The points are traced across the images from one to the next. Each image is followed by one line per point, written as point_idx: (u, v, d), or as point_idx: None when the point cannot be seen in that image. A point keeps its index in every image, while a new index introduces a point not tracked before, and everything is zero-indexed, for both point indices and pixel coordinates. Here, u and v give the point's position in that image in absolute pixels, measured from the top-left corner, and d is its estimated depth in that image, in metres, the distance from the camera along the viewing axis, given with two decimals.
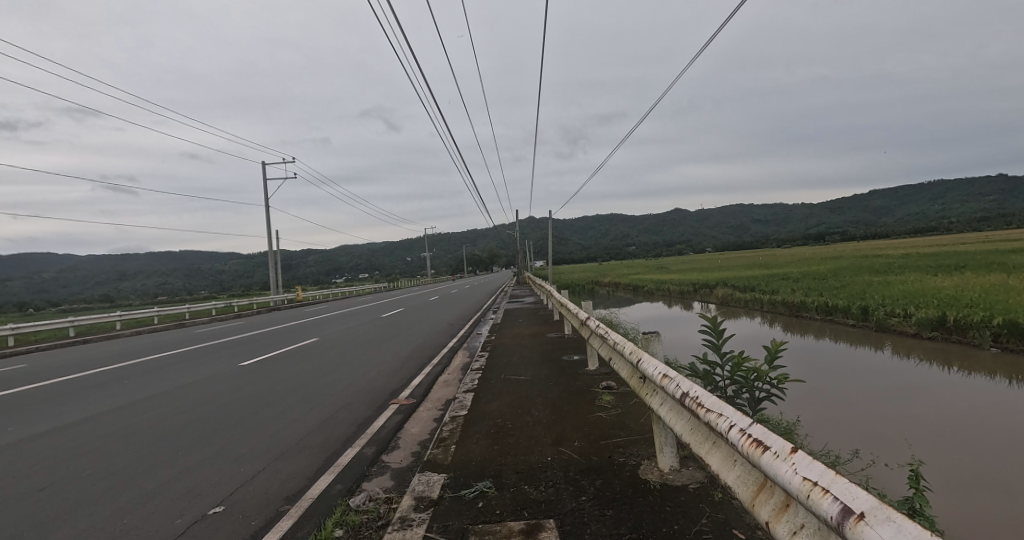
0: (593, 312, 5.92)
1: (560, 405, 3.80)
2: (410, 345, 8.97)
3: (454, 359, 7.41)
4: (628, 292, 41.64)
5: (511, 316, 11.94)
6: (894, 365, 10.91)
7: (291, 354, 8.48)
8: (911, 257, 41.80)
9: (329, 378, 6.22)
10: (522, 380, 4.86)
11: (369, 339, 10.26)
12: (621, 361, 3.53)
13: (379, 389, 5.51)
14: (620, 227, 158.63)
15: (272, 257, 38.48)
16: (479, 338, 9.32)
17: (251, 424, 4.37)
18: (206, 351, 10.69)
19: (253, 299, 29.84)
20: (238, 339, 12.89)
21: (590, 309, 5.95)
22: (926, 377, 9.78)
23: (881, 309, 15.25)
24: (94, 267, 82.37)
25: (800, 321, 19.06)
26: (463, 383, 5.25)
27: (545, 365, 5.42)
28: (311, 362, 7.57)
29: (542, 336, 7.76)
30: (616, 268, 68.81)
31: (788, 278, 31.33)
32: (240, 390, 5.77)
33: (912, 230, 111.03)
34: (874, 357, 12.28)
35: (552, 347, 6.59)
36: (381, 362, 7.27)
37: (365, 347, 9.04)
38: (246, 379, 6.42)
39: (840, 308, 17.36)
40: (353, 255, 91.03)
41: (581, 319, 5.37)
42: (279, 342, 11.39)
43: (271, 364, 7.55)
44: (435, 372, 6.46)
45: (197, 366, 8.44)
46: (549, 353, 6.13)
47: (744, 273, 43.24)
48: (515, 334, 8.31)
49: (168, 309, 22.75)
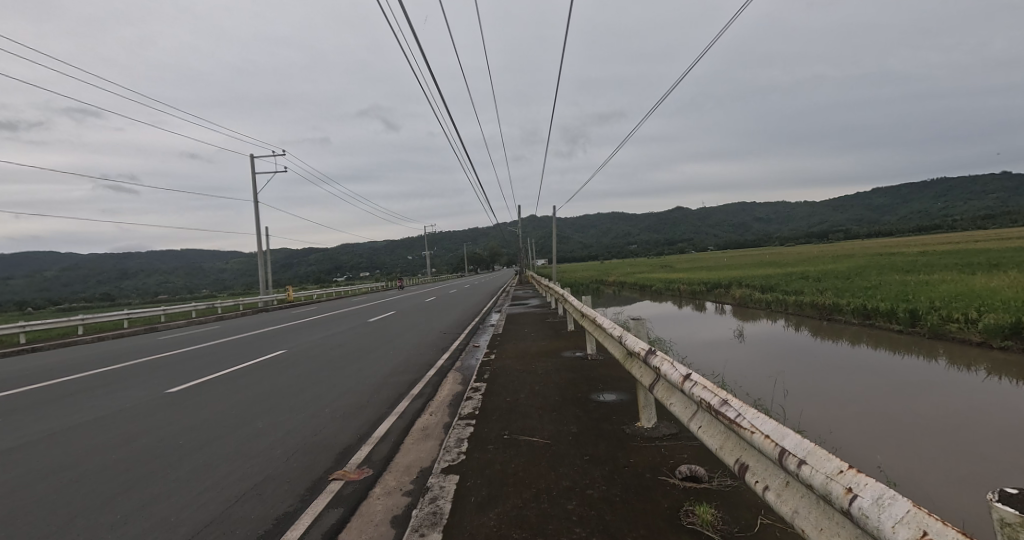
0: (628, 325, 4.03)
1: (615, 530, 1.99)
2: (391, 364, 7.17)
3: (442, 387, 5.64)
4: (636, 292, 39.68)
5: (515, 324, 10.15)
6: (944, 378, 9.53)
7: (239, 378, 6.72)
8: (934, 256, 39.64)
9: (260, 424, 4.44)
10: (538, 445, 3.06)
11: (346, 353, 8.49)
12: (759, 469, 1.62)
13: (323, 447, 3.75)
14: (623, 225, 156.58)
15: (264, 254, 36.65)
16: (477, 354, 7.54)
17: (81, 538, 2.58)
18: (151, 366, 8.96)
19: (240, 300, 28.11)
20: (202, 348, 11.16)
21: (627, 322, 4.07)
22: (996, 393, 8.34)
23: (935, 314, 13.51)
24: (89, 266, 80.54)
25: (832, 325, 17.31)
26: (445, 442, 3.44)
27: (568, 413, 3.63)
28: (259, 391, 5.81)
29: (557, 356, 5.93)
30: (622, 268, 66.70)
31: (810, 278, 29.39)
32: (128, 443, 4.07)
33: (921, 227, 108.91)
34: (931, 370, 10.69)
35: (573, 375, 4.81)
36: (345, 393, 5.50)
37: (335, 366, 7.27)
38: (154, 421, 4.75)
39: (883, 312, 15.51)
40: (352, 253, 89.08)
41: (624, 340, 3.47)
42: (245, 353, 9.64)
43: (201, 394, 5.77)
44: (413, 410, 4.73)
45: (120, 390, 6.74)
46: (573, 387, 4.35)
47: (757, 272, 41.25)
48: (523, 351, 6.52)
49: (144, 313, 21.00)
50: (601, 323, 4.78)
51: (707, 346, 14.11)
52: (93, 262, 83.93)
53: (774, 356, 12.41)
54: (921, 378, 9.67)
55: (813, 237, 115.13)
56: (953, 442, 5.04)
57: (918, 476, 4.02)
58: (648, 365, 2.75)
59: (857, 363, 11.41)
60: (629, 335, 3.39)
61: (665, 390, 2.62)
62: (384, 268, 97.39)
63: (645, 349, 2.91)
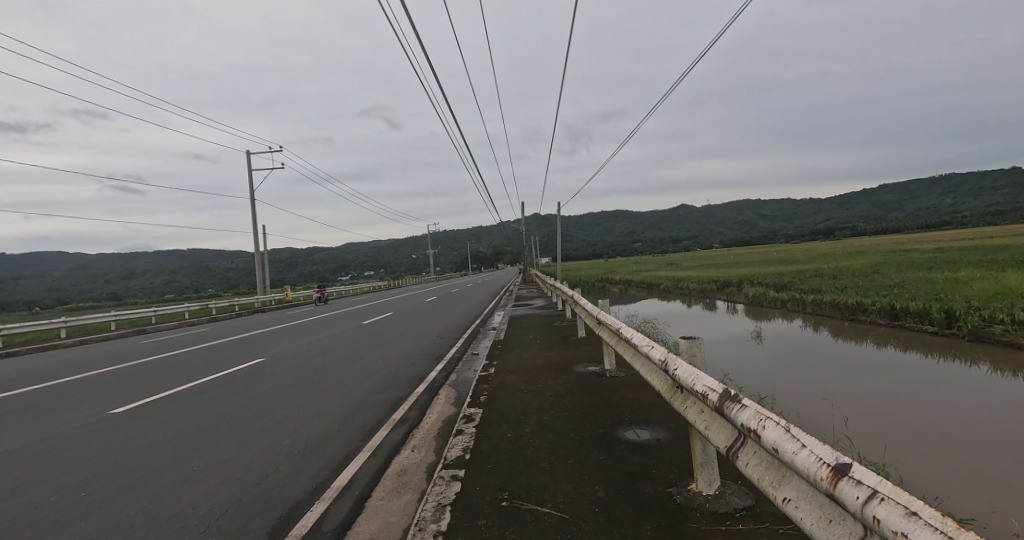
0: (658, 341, 2.98)
1: None
2: (374, 378, 6.18)
3: (432, 409, 4.69)
4: (643, 291, 38.58)
5: (517, 328, 9.19)
6: (982, 383, 8.84)
7: (195, 397, 5.74)
8: (954, 252, 38.20)
9: (197, 466, 3.52)
10: (552, 523, 2.10)
11: (328, 363, 7.51)
12: None
13: (253, 514, 2.73)
14: (628, 222, 154.99)
15: (261, 252, 35.73)
16: (475, 366, 6.56)
17: None
18: (112, 376, 8.03)
19: (235, 300, 27.23)
20: (177, 353, 10.23)
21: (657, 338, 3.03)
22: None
23: (977, 315, 12.49)
24: (91, 266, 79.77)
25: (855, 326, 16.32)
26: (421, 505, 2.48)
27: (590, 464, 2.66)
28: (209, 416, 4.83)
29: (567, 371, 4.96)
30: (627, 266, 65.31)
31: (825, 275, 28.33)
32: (17, 497, 3.15)
33: (933, 223, 106.87)
34: (971, 374, 9.89)
35: (590, 399, 3.88)
36: (311, 420, 4.51)
37: (309, 382, 6.28)
38: (71, 459, 3.84)
39: (913, 313, 14.49)
40: (355, 252, 88.36)
41: (666, 368, 2.39)
42: (219, 362, 8.67)
43: (138, 421, 4.78)
44: (392, 444, 3.79)
45: (59, 407, 5.82)
46: (593, 417, 3.42)
47: (768, 269, 40.10)
48: (528, 364, 5.55)
49: (133, 313, 20.11)
50: (622, 333, 3.81)
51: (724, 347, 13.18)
52: (95, 262, 83.30)
53: (799, 359, 11.48)
54: (955, 383, 8.96)
55: (822, 234, 113.54)
56: (960, 436, 4.94)
57: (932, 475, 3.83)
58: (730, 421, 1.64)
59: (889, 367, 10.61)
60: (675, 362, 2.33)
61: (765, 470, 1.52)
62: (388, 267, 96.65)
63: (715, 389, 1.84)
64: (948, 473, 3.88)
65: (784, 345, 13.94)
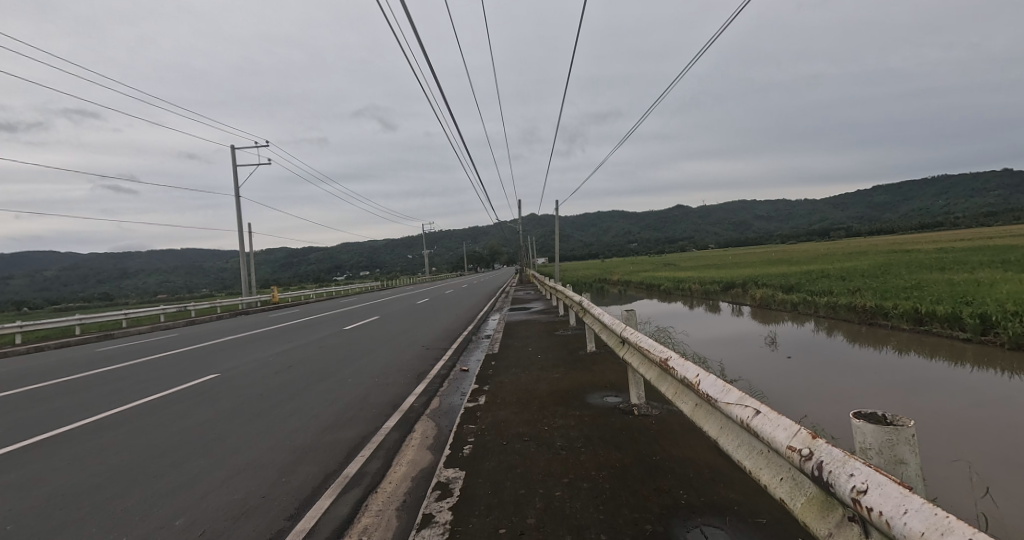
0: (734, 387, 1.81)
1: None
2: (338, 404, 5.00)
3: (398, 460, 3.48)
4: (642, 292, 37.41)
5: (514, 338, 8.05)
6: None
7: (103, 437, 4.49)
8: (964, 252, 37.02)
9: None
10: None
11: (289, 383, 6.27)
12: None
13: None
14: (625, 223, 154.19)
15: (247, 251, 34.32)
16: (463, 391, 5.35)
17: None
18: (32, 395, 6.79)
19: (218, 302, 25.86)
20: (128, 365, 8.96)
21: (729, 381, 1.86)
22: None
23: (1017, 321, 11.47)
24: (79, 266, 77.91)
25: (873, 330, 15.30)
26: None
27: None
28: (102, 469, 3.59)
29: (580, 405, 3.80)
30: (626, 266, 63.93)
31: (835, 276, 27.23)
32: None
33: (931, 224, 106.20)
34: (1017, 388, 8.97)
35: (619, 459, 2.70)
36: (233, 474, 3.29)
37: (258, 410, 5.07)
38: None
39: (941, 316, 13.45)
40: (349, 252, 86.76)
41: (820, 480, 1.20)
42: (167, 377, 7.43)
43: (4, 474, 3.55)
44: (331, 526, 2.58)
45: None
46: (629, 497, 2.26)
47: (772, 270, 39.02)
48: (529, 391, 4.38)
49: (103, 317, 18.74)
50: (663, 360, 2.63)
51: (739, 355, 12.14)
52: (84, 261, 81.50)
53: (820, 369, 10.51)
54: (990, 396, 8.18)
55: (818, 233, 113.00)
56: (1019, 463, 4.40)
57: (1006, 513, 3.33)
58: None
59: (922, 378, 9.67)
60: (846, 472, 1.16)
61: None
62: (383, 267, 95.05)
63: None
64: (988, 499, 3.54)
65: (801, 350, 12.92)
